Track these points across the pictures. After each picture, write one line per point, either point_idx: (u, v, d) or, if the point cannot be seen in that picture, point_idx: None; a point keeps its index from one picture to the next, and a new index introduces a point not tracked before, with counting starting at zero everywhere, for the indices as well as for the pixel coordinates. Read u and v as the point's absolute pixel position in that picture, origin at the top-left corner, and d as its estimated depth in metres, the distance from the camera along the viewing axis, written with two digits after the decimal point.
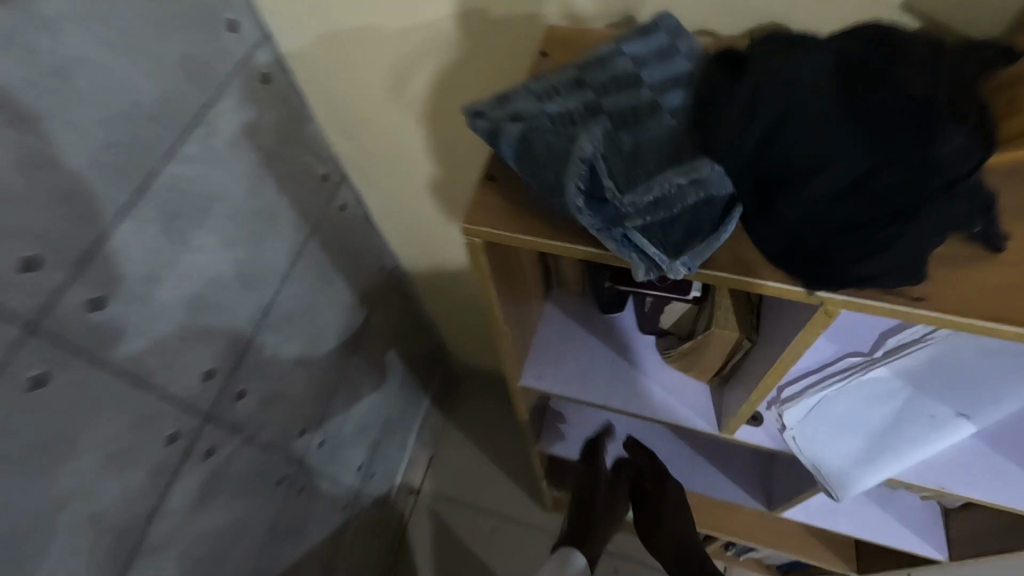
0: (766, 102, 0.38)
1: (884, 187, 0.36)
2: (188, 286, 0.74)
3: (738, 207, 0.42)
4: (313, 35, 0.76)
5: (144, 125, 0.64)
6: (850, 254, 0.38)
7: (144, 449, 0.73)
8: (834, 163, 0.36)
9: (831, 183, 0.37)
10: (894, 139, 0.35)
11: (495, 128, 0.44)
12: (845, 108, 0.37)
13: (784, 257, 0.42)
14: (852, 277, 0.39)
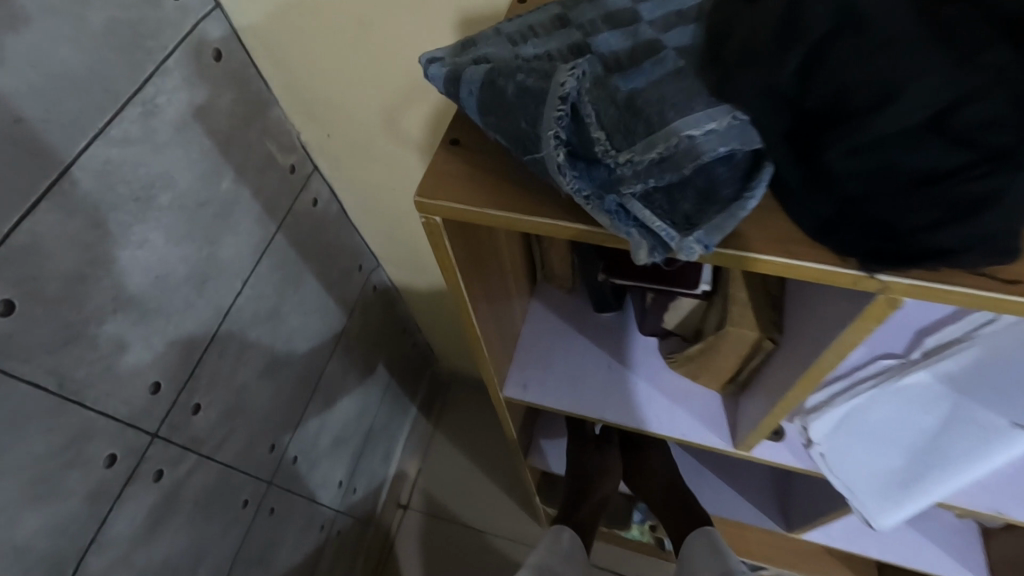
0: (808, 30, 0.31)
1: (967, 127, 0.28)
2: (128, 287, 0.65)
3: (767, 167, 0.35)
4: (268, 5, 0.68)
5: (59, 97, 0.55)
6: (919, 218, 0.31)
7: (78, 473, 0.63)
8: (900, 100, 0.29)
9: (894, 127, 0.30)
10: (982, 64, 0.28)
11: (459, 75, 0.38)
12: (914, 30, 0.29)
13: (832, 228, 0.35)
14: (924, 247, 0.32)
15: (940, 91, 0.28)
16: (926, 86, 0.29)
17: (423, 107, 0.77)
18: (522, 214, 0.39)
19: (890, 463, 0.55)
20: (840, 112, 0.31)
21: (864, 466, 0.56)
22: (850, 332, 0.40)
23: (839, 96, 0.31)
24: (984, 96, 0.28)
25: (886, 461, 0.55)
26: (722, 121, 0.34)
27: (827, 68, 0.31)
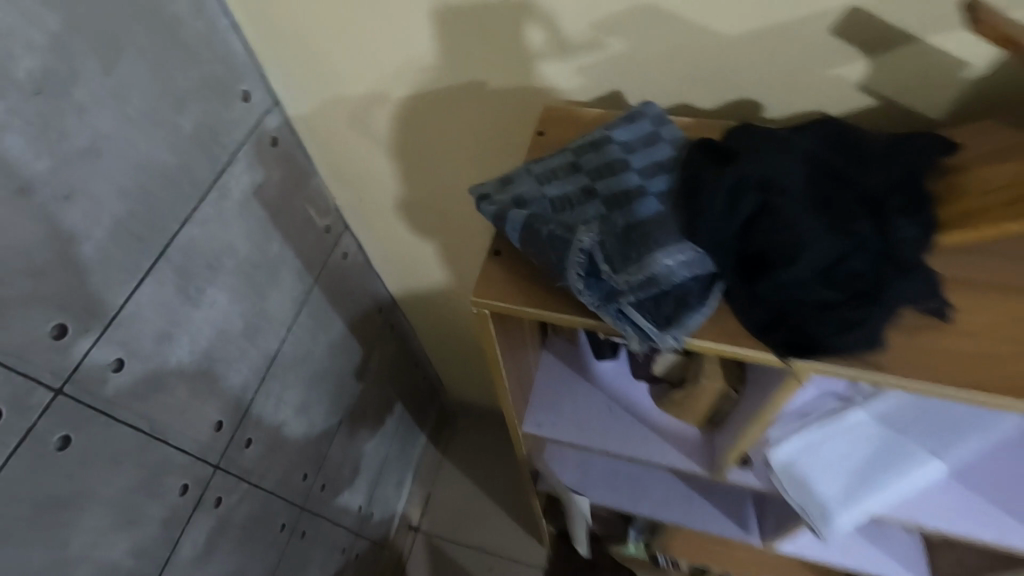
0: (747, 194, 0.43)
1: (849, 270, 0.42)
2: (200, 341, 0.77)
3: (721, 282, 0.46)
4: (316, 102, 0.81)
5: (162, 192, 0.67)
6: (826, 328, 0.42)
7: (158, 502, 0.74)
8: (810, 249, 0.41)
9: (807, 267, 0.41)
10: (857, 229, 0.42)
11: (502, 212, 0.49)
12: (815, 201, 0.43)
13: (771, 328, 0.44)
14: (830, 348, 0.42)
15: (836, 248, 0.41)
16: (829, 244, 0.41)
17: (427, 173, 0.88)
18: (542, 307, 0.49)
19: (835, 483, 0.63)
20: (773, 250, 0.42)
21: (814, 483, 0.63)
22: (785, 390, 0.52)
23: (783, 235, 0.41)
24: (857, 255, 0.42)
25: (831, 480, 0.63)
26: (693, 250, 0.44)
27: (766, 221, 0.42)
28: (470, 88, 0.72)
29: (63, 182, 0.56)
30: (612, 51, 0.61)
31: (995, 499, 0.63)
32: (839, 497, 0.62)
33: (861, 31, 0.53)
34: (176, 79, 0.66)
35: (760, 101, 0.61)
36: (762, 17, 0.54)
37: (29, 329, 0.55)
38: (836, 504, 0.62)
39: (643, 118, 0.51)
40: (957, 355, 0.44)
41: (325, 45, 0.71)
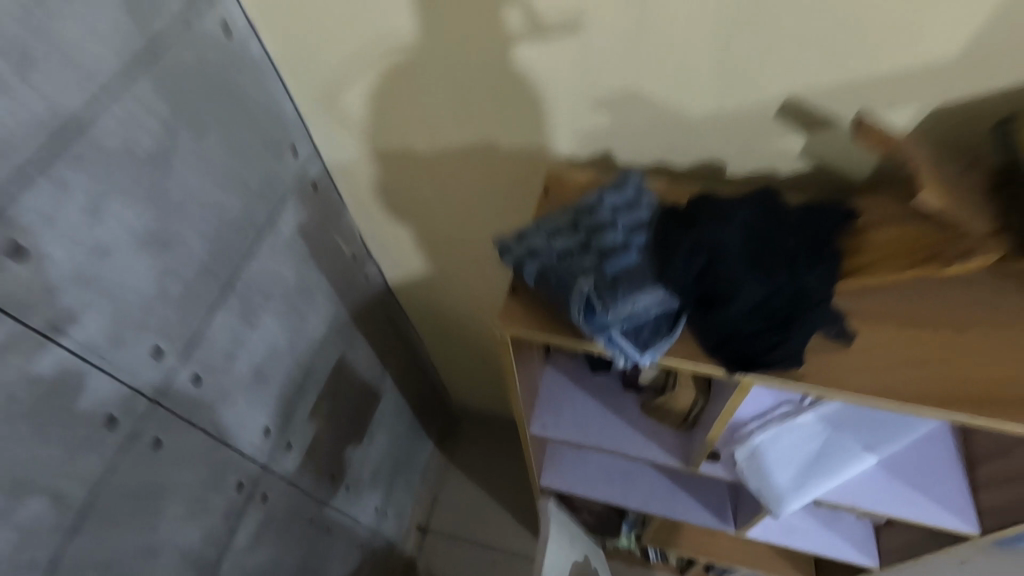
0: (702, 249, 0.56)
1: (776, 306, 0.56)
2: (253, 358, 0.90)
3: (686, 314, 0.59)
4: (350, 155, 0.93)
5: (230, 235, 0.80)
6: (759, 348, 0.56)
7: (219, 495, 0.86)
8: (746, 291, 0.55)
9: (743, 305, 0.55)
10: (787, 276, 0.55)
11: (519, 262, 0.61)
12: (752, 254, 0.56)
13: (719, 349, 0.58)
14: (760, 364, 0.56)
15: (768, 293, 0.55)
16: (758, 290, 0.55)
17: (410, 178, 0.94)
18: (550, 332, 0.61)
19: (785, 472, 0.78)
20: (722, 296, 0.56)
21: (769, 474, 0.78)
22: (734, 395, 0.65)
23: (726, 281, 0.55)
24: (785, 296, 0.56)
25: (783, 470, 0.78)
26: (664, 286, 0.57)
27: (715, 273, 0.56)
28: (485, 149, 0.85)
29: (163, 233, 0.69)
30: (605, 123, 0.75)
31: (918, 486, 0.76)
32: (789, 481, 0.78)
33: (802, 116, 0.67)
34: (244, 143, 0.79)
35: (724, 161, 0.75)
36: (725, 103, 0.68)
37: (137, 353, 0.68)
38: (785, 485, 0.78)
39: (627, 185, 0.63)
40: (857, 368, 0.58)
41: (365, 113, 0.85)
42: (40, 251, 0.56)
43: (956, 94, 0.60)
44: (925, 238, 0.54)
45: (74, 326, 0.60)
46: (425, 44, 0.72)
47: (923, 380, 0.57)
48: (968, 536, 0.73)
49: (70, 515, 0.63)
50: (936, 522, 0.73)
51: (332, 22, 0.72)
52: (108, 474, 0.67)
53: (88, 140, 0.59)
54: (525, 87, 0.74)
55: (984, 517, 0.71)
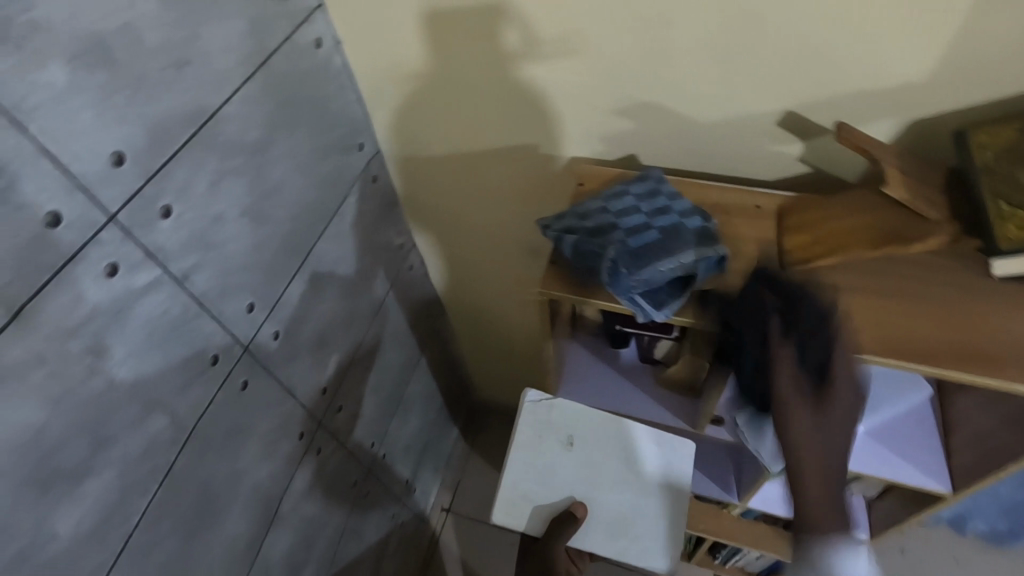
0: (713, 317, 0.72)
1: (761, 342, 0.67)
2: (318, 325, 1.02)
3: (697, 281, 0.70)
4: (406, 153, 1.08)
5: (307, 214, 0.93)
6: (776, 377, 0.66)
7: (285, 441, 0.98)
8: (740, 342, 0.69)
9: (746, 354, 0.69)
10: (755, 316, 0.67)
11: (558, 235, 0.73)
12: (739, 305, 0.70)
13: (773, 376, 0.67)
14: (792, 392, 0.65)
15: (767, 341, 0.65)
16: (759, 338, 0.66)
17: (447, 169, 1.08)
18: (581, 295, 0.72)
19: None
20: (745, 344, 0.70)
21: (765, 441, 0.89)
22: (733, 354, 0.75)
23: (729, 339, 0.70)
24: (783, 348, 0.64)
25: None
26: (676, 256, 0.68)
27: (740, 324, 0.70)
28: (527, 149, 0.98)
29: (262, 207, 0.83)
30: (629, 130, 0.89)
31: (895, 450, 0.87)
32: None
33: (797, 125, 0.79)
34: (324, 138, 0.93)
35: (735, 165, 0.87)
36: (731, 113, 0.81)
37: (237, 305, 0.81)
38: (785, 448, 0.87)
39: (649, 180, 0.77)
40: (840, 328, 0.65)
41: (423, 117, 1.00)
42: (179, 211, 0.70)
43: (923, 110, 0.73)
44: (889, 223, 0.67)
45: (197, 276, 0.74)
46: (465, 43, 0.86)
47: (899, 339, 0.63)
48: (941, 495, 0.84)
49: (181, 434, 0.75)
50: (915, 481, 0.84)
51: (393, 29, 0.87)
52: (209, 404, 0.79)
53: (218, 127, 0.73)
54: (561, 96, 0.88)
55: (955, 478, 0.83)
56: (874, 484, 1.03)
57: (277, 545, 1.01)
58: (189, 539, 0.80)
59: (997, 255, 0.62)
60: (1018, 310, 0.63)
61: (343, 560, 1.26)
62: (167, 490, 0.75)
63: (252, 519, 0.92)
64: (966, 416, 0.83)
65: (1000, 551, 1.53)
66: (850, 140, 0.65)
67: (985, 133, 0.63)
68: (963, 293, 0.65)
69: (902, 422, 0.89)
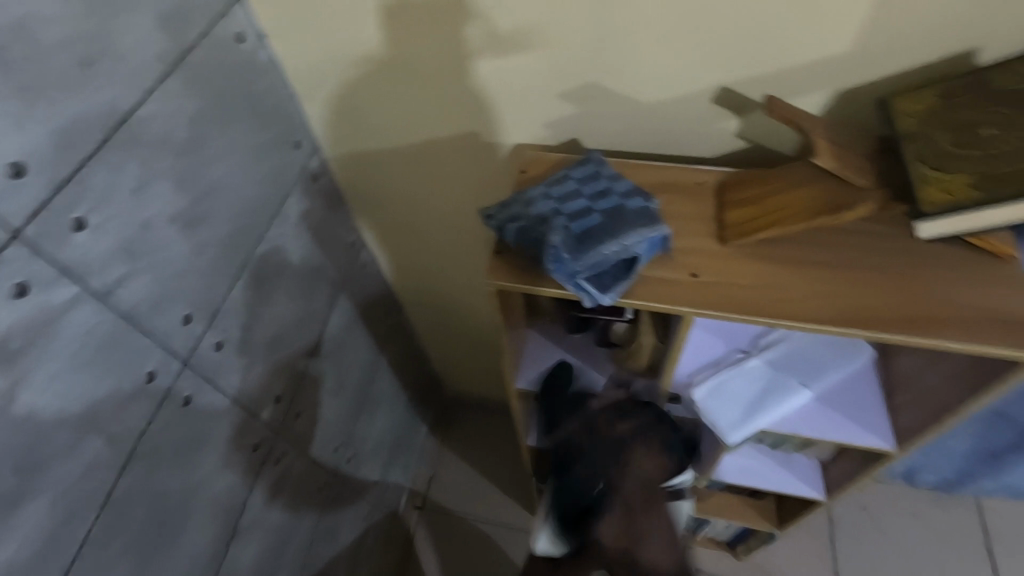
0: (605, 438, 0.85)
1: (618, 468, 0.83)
2: (267, 331, 0.98)
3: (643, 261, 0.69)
4: (348, 147, 1.05)
5: (245, 217, 0.89)
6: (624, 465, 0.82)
7: (240, 454, 0.94)
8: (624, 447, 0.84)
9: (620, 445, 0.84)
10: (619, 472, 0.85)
11: (501, 224, 0.72)
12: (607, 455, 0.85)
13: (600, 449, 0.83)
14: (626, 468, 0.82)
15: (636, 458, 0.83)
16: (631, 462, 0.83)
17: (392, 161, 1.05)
18: (529, 283, 0.71)
19: (742, 410, 0.88)
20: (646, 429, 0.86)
21: (722, 412, 0.89)
22: (682, 329, 0.75)
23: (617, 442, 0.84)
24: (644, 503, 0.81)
25: (740, 407, 0.89)
26: (619, 239, 0.67)
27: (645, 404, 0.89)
28: (470, 137, 0.96)
29: (193, 212, 0.79)
30: (572, 113, 0.88)
31: (844, 412, 0.90)
32: (749, 414, 0.88)
33: (734, 101, 0.80)
34: (257, 137, 0.89)
35: (678, 142, 0.87)
36: (670, 92, 0.81)
37: (173, 317, 0.77)
38: (745, 418, 0.88)
39: (590, 164, 0.77)
40: (781, 299, 0.66)
41: (361, 110, 0.96)
42: (98, 221, 0.66)
43: (853, 80, 0.74)
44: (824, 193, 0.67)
45: (124, 289, 0.70)
46: (396, 30, 0.83)
47: (838, 305, 0.65)
48: (887, 453, 0.87)
49: (121, 456, 0.72)
50: (862, 442, 0.87)
51: (321, 18, 0.84)
52: (150, 423, 0.75)
53: (135, 130, 0.69)
54: (500, 82, 0.87)
55: (899, 436, 0.86)
56: (828, 447, 1.06)
57: (241, 560, 0.98)
58: (140, 564, 0.76)
59: (923, 220, 0.63)
60: (946, 268, 0.65)
61: (315, 567, 1.23)
62: (110, 516, 0.71)
63: (211, 536, 0.89)
64: (907, 376, 0.86)
65: (951, 499, 1.61)
66: (780, 114, 0.66)
67: (911, 101, 0.65)
68: (897, 257, 0.67)
69: (850, 385, 0.92)
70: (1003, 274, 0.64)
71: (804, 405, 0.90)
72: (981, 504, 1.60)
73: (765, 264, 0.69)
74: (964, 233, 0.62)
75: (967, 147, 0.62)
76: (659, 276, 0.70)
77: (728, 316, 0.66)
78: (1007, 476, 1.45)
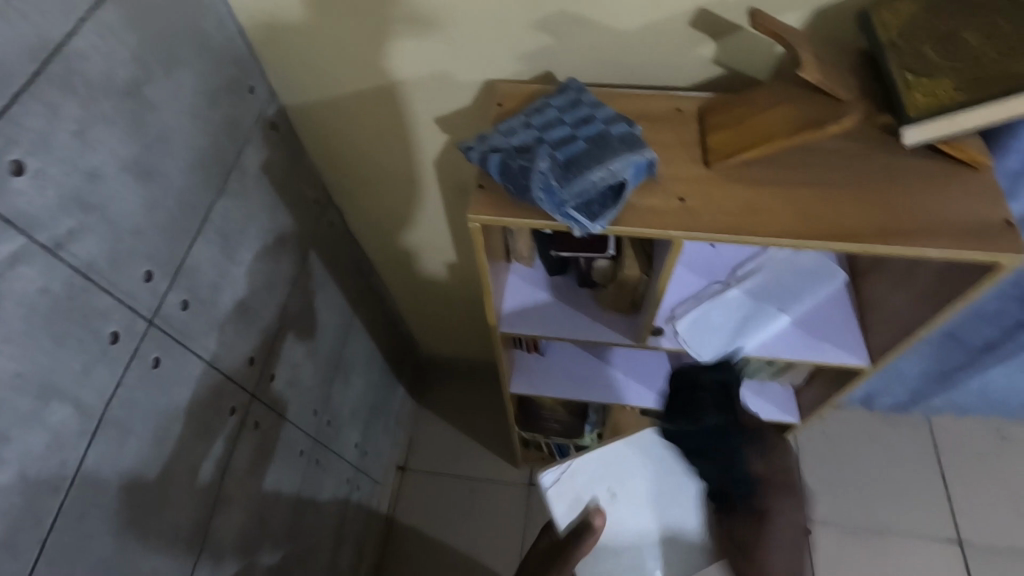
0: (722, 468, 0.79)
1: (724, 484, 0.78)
2: (235, 290, 0.93)
3: (630, 185, 0.68)
4: (306, 92, 0.98)
5: (202, 166, 0.83)
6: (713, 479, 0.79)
7: (217, 420, 0.90)
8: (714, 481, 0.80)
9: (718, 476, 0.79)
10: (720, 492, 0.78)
11: (483, 157, 0.69)
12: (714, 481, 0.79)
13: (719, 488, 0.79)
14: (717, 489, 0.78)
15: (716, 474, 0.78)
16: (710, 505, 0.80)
17: (356, 103, 0.99)
18: (513, 215, 0.69)
19: (727, 336, 0.91)
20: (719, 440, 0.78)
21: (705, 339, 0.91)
22: (669, 257, 0.74)
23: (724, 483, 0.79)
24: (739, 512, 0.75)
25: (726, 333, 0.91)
26: (606, 164, 0.66)
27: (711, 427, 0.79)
28: (439, 73, 0.92)
29: (144, 159, 0.72)
30: (546, 44, 0.84)
31: (820, 335, 0.93)
32: (734, 338, 0.90)
33: (711, 24, 0.78)
34: (209, 78, 0.82)
35: (654, 71, 0.85)
36: (646, 17, 0.79)
37: (132, 273, 0.72)
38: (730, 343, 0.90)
39: (568, 92, 0.74)
40: (767, 219, 0.66)
41: (323, 50, 0.90)
42: (40, 168, 0.60)
43: None
44: (806, 109, 0.67)
45: (75, 243, 0.64)
46: None
47: (823, 221, 0.66)
48: (861, 368, 0.91)
49: (89, 423, 0.67)
50: (838, 361, 0.90)
51: None
52: (119, 387, 0.71)
53: (70, 64, 0.62)
54: (470, 11, 0.82)
55: (872, 351, 0.90)
56: (802, 372, 1.10)
57: (226, 527, 0.95)
58: (122, 535, 0.73)
59: (907, 124, 0.62)
60: (925, 179, 0.67)
61: (301, 532, 1.21)
62: (83, 486, 0.67)
63: (192, 504, 0.85)
64: (879, 294, 0.89)
65: (904, 419, 1.72)
66: (764, 27, 0.65)
67: (890, 14, 0.64)
68: (880, 173, 0.68)
69: (824, 310, 0.95)
70: (981, 184, 0.66)
71: (782, 331, 0.92)
72: (931, 423, 1.71)
73: (751, 186, 0.69)
74: (942, 138, 0.63)
75: (945, 56, 0.62)
76: (647, 202, 0.69)
77: (717, 237, 0.66)
78: (956, 394, 1.56)
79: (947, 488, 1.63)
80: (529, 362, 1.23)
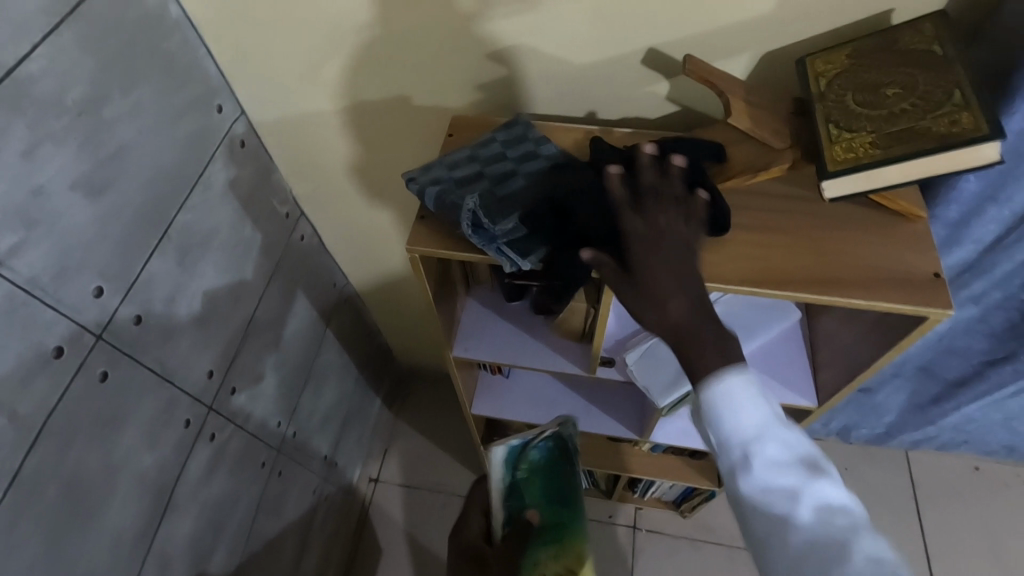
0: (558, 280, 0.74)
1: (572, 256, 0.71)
2: (195, 302, 0.95)
3: None
4: (278, 111, 1.00)
5: (161, 183, 0.85)
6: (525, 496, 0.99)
7: (168, 431, 0.91)
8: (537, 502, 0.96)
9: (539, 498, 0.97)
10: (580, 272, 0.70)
11: (421, 188, 0.71)
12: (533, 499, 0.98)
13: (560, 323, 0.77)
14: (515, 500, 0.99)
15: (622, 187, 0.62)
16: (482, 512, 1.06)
17: (326, 123, 1.01)
18: (446, 249, 0.70)
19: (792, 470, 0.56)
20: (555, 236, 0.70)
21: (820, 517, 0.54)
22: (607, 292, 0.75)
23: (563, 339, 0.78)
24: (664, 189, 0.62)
25: (789, 480, 0.56)
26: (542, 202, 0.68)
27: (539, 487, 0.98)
28: (402, 99, 0.94)
29: (97, 179, 0.74)
30: (504, 75, 0.86)
31: (772, 372, 0.93)
32: (794, 468, 0.56)
33: (662, 63, 0.79)
34: (172, 98, 0.85)
35: (610, 106, 0.86)
36: (600, 54, 0.80)
37: (80, 290, 0.73)
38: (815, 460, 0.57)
39: (515, 127, 0.76)
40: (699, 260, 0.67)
41: (291, 73, 0.92)
42: None
43: (778, 42, 0.74)
44: (741, 155, 0.71)
45: (18, 260, 0.66)
46: None
47: (755, 266, 0.67)
48: (809, 408, 0.91)
49: (26, 433, 0.68)
50: (785, 400, 0.91)
51: None
52: (59, 398, 0.72)
53: (19, 87, 0.64)
54: (433, 39, 0.83)
55: (820, 392, 0.90)
56: None
57: (176, 535, 0.95)
58: (57, 543, 0.74)
59: (826, 178, 0.65)
60: (861, 231, 0.68)
61: (260, 541, 1.22)
62: (19, 491, 0.68)
63: (137, 512, 0.86)
64: (829, 334, 0.89)
65: (882, 452, 1.71)
66: (698, 72, 0.68)
67: (821, 63, 0.69)
68: (818, 223, 0.69)
69: (778, 347, 0.95)
70: (916, 236, 0.67)
71: None
72: (909, 458, 1.69)
73: None
74: (868, 192, 0.65)
75: (868, 107, 0.65)
76: None
77: None
78: (933, 428, 1.54)
79: (922, 526, 1.60)
80: (496, 384, 1.23)
